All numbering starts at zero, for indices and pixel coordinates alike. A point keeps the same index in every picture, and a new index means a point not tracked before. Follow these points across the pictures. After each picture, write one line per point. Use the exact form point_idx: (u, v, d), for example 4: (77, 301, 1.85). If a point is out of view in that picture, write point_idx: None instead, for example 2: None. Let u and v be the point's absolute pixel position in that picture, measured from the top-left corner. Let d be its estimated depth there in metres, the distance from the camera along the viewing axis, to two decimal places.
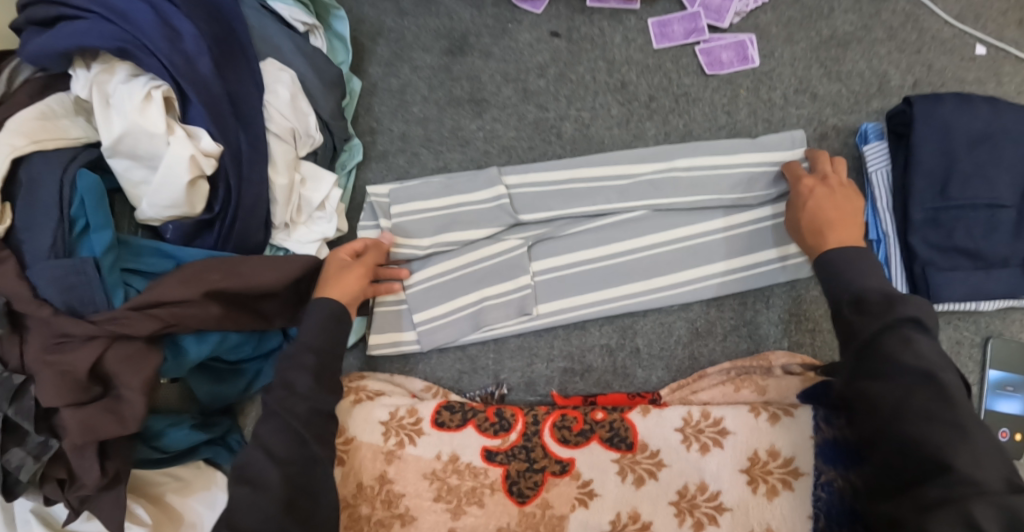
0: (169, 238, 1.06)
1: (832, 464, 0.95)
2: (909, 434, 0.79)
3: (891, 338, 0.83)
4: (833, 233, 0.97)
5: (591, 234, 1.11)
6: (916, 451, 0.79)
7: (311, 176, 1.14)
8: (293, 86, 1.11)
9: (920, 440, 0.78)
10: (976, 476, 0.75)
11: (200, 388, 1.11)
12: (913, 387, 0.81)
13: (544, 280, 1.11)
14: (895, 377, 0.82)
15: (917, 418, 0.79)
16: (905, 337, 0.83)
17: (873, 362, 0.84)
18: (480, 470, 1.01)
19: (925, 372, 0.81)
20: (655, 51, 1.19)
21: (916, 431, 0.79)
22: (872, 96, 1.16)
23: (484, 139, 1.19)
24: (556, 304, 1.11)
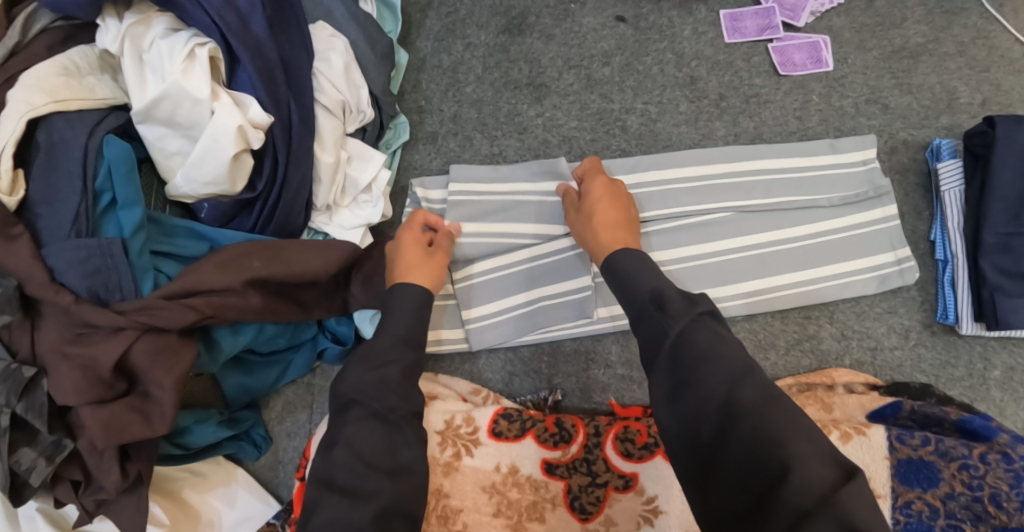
0: (204, 218, 0.94)
1: (924, 486, 0.91)
2: (736, 434, 0.70)
3: (699, 333, 0.76)
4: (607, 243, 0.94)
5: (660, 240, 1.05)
6: (743, 441, 0.69)
7: (358, 155, 1.03)
8: (347, 55, 1.00)
9: (756, 438, 0.69)
10: (821, 477, 0.66)
11: (228, 381, 1.02)
12: (735, 380, 0.72)
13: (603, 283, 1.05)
14: (709, 378, 0.73)
15: (745, 412, 0.70)
16: (714, 333, 0.76)
17: (683, 357, 0.75)
18: (541, 484, 0.96)
19: (743, 370, 0.73)
20: (725, 46, 1.13)
21: (747, 428, 0.70)
22: (941, 112, 1.13)
23: (543, 126, 1.11)
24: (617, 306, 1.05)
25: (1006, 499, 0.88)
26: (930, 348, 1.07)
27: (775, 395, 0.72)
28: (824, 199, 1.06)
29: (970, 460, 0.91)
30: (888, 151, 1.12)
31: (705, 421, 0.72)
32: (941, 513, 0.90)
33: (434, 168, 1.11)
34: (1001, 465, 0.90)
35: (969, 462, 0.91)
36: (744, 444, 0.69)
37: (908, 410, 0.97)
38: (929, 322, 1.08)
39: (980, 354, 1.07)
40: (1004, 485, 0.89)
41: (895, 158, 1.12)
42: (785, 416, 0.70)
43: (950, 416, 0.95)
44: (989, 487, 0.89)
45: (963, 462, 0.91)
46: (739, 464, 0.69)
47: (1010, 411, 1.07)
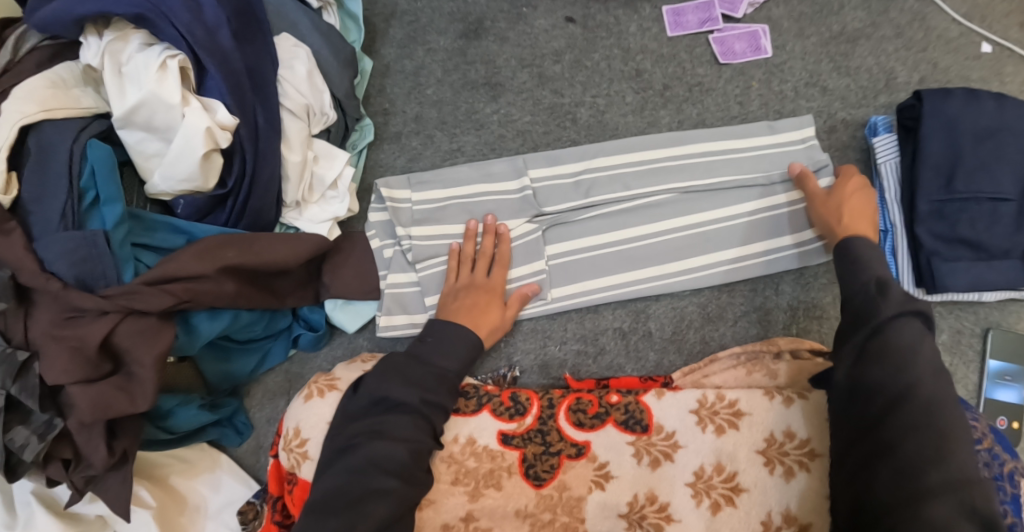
0: (181, 214, 1.02)
1: None
2: (915, 420, 0.81)
3: (905, 332, 0.86)
4: (855, 221, 1.01)
5: (611, 227, 1.11)
6: (917, 431, 0.80)
7: (324, 154, 1.11)
8: (310, 63, 1.09)
9: (914, 432, 0.81)
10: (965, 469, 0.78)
11: (209, 368, 1.09)
12: (918, 379, 0.83)
13: (558, 267, 1.11)
14: (917, 375, 0.84)
15: (928, 409, 0.81)
16: (920, 336, 0.86)
17: (879, 353, 0.86)
18: (498, 453, 1.01)
19: (925, 372, 0.83)
20: (669, 40, 1.20)
21: (934, 421, 0.81)
22: (880, 92, 1.18)
23: (499, 123, 1.19)
24: (570, 287, 1.11)
25: None
26: None
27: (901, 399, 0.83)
28: (765, 177, 1.11)
29: None
30: (827, 130, 1.17)
31: (899, 408, 0.83)
32: None
33: (399, 166, 1.19)
34: None
35: None
36: (904, 427, 0.81)
37: None
38: None
39: None
40: None
41: (834, 137, 1.17)
42: (909, 415, 0.82)
43: None
44: None
45: None
46: (934, 451, 0.79)
47: (960, 375, 1.11)
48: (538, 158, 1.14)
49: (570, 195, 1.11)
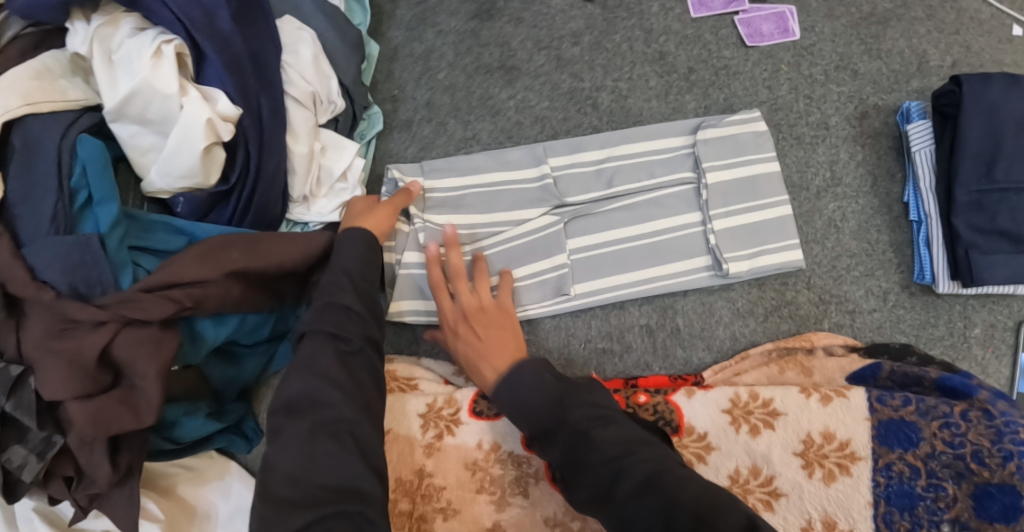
0: (181, 212, 0.94)
1: (904, 447, 0.89)
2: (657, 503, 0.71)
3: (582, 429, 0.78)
4: (489, 364, 0.92)
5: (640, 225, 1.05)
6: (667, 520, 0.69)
7: (332, 145, 1.04)
8: (316, 47, 1.00)
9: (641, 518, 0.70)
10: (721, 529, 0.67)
11: (215, 372, 1.02)
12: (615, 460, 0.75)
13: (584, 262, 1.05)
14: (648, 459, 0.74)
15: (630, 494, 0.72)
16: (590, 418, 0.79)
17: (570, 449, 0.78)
18: (524, 459, 0.95)
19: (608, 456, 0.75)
20: (692, 20, 1.14)
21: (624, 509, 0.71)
22: (911, 76, 1.14)
23: (515, 109, 1.12)
24: (594, 283, 1.05)
25: (988, 455, 0.85)
26: (909, 309, 1.08)
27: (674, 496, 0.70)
28: None
29: (951, 418, 0.88)
30: (859, 116, 1.12)
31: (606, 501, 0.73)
32: (922, 473, 0.87)
33: (410, 156, 1.12)
34: (982, 422, 0.87)
35: (949, 421, 0.88)
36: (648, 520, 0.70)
37: (887, 370, 0.96)
38: (906, 283, 1.09)
39: (960, 312, 1.09)
40: (985, 442, 0.86)
41: (866, 123, 1.12)
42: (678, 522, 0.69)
43: (929, 375, 0.94)
44: (970, 443, 0.86)
45: (944, 421, 0.88)
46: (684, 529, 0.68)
47: (993, 369, 1.09)
48: (559, 146, 1.08)
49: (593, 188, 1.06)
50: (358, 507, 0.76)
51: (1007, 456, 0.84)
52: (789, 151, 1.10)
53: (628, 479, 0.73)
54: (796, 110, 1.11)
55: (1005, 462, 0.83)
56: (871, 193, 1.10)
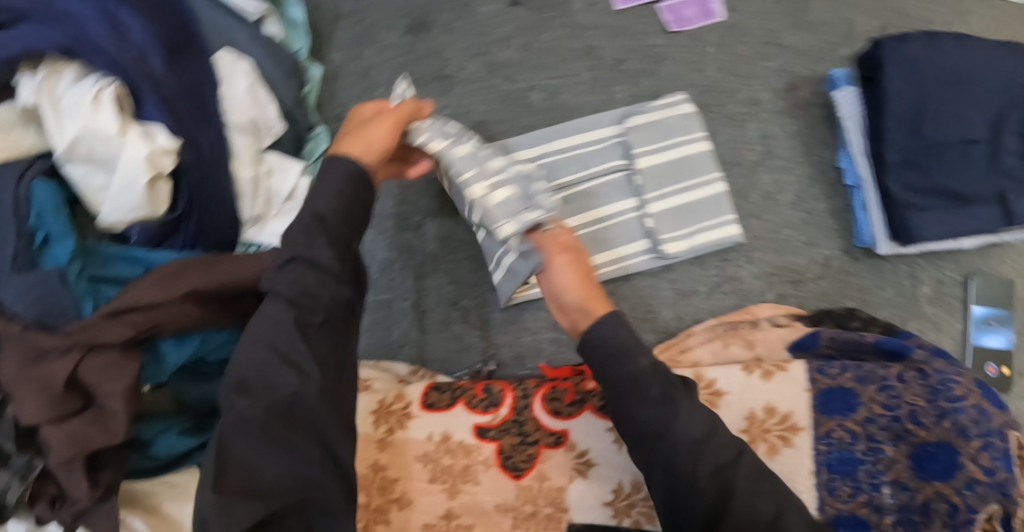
0: (135, 242, 1.00)
1: (845, 414, 0.90)
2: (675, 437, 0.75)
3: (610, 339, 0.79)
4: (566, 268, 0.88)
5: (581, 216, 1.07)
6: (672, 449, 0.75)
7: (278, 167, 1.10)
8: (251, 75, 1.06)
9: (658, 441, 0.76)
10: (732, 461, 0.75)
11: (187, 391, 1.07)
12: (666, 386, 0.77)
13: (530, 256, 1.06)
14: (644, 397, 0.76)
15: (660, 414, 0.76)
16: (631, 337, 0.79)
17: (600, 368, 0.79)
18: (473, 447, 0.98)
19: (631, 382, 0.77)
20: (617, 13, 1.17)
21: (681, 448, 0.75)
22: (840, 44, 1.16)
23: (452, 115, 1.16)
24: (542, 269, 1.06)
25: (924, 414, 0.86)
26: (855, 273, 1.09)
27: (666, 431, 0.75)
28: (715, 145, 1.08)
29: (888, 381, 0.89)
30: (789, 88, 1.14)
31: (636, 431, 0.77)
32: (861, 438, 0.88)
33: None
34: (918, 382, 0.88)
35: (886, 384, 0.89)
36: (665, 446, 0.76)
37: (827, 338, 0.96)
38: (849, 248, 1.10)
39: (907, 272, 1.10)
40: (921, 401, 0.87)
41: (796, 95, 1.14)
42: (678, 453, 0.75)
43: (867, 340, 0.94)
44: (907, 404, 0.87)
45: (882, 384, 0.89)
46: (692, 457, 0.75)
47: (946, 325, 1.09)
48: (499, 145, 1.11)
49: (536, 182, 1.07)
50: (319, 495, 0.76)
51: (942, 414, 0.85)
52: (721, 129, 1.12)
53: (644, 396, 0.76)
54: (724, 89, 1.14)
55: (940, 420, 0.85)
56: (806, 162, 1.12)
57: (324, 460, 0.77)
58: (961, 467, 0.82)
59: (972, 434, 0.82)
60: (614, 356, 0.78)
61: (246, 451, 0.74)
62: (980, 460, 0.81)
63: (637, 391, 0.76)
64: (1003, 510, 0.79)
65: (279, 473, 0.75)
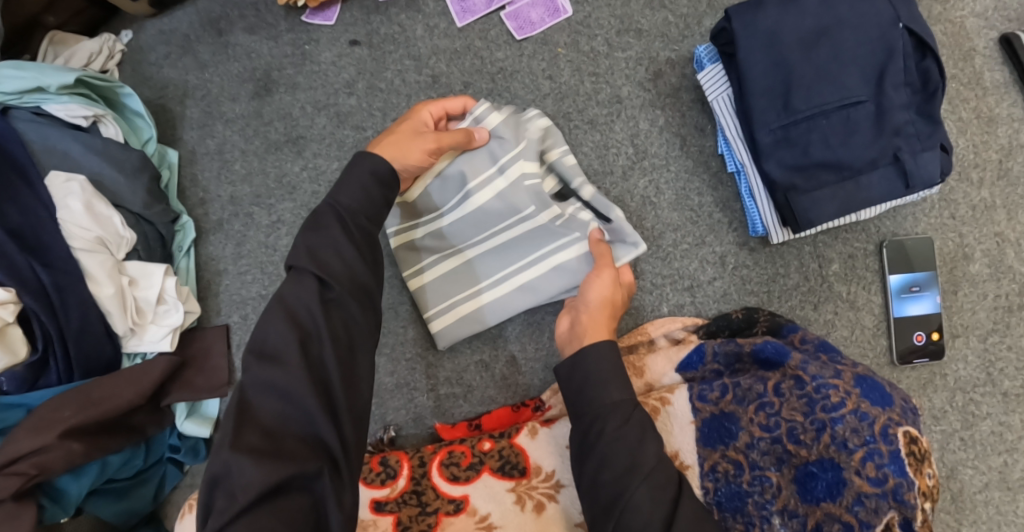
0: (8, 389, 0.99)
1: (726, 442, 0.84)
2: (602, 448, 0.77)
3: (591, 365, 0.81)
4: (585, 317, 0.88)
5: (491, 256, 1.00)
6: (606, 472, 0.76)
7: (141, 275, 1.04)
8: (86, 194, 1.00)
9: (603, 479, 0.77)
10: (661, 478, 0.76)
11: (106, 512, 1.04)
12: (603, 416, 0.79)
13: (452, 311, 1.01)
14: None
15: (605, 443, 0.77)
16: (591, 365, 0.81)
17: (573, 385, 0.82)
18: (370, 523, 0.91)
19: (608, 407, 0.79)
20: (459, 31, 1.09)
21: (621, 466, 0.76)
22: (703, 15, 1.06)
23: (310, 179, 1.11)
24: (443, 320, 1.01)
25: (804, 430, 0.80)
26: (752, 266, 1.01)
27: (636, 467, 0.76)
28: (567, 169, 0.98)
29: (766, 397, 0.83)
30: (652, 77, 1.05)
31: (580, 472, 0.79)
32: (745, 467, 0.82)
33: (228, 255, 1.13)
34: (795, 394, 0.82)
35: (765, 400, 0.83)
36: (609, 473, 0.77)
37: (710, 353, 0.92)
38: (744, 239, 1.02)
39: (811, 252, 1.01)
40: (800, 416, 0.80)
41: (663, 82, 1.05)
42: (601, 476, 0.77)
43: (745, 349, 0.90)
44: (785, 422, 0.81)
45: (760, 402, 0.83)
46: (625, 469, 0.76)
47: (863, 301, 1.01)
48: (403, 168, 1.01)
49: (450, 232, 1.00)
50: (314, 467, 0.70)
51: (820, 427, 0.78)
52: (584, 137, 1.05)
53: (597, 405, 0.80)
54: (583, 94, 1.06)
55: (819, 434, 0.78)
56: (682, 155, 1.04)
57: (310, 419, 0.72)
58: (847, 482, 0.75)
59: (853, 445, 0.76)
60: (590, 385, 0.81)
61: (277, 405, 0.71)
62: (865, 472, 0.74)
63: (609, 419, 0.78)
64: (899, 516, 0.73)
65: (285, 419, 0.71)
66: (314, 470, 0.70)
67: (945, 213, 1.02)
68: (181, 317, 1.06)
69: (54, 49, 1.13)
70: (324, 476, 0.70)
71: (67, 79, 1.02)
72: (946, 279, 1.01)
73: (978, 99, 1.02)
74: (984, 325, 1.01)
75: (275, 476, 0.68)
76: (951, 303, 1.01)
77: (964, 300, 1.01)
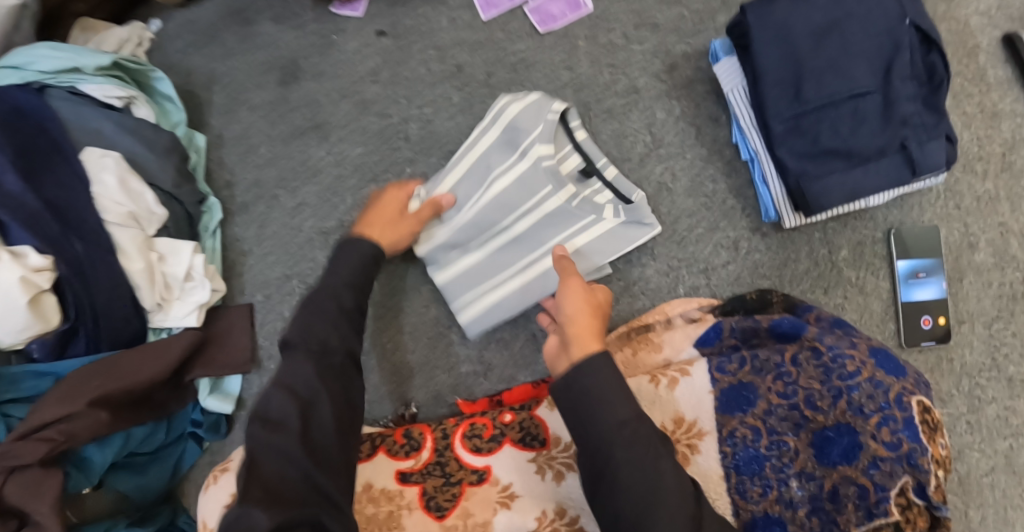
0: (38, 357, 1.01)
1: (745, 409, 0.88)
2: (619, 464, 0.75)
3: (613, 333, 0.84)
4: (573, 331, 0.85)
5: (519, 247, 1.03)
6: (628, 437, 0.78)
7: (170, 251, 1.07)
8: (120, 169, 1.03)
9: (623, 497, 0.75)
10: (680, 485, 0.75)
11: (127, 486, 1.07)
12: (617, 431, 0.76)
13: (486, 303, 1.03)
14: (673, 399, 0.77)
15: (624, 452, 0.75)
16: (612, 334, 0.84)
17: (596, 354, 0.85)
18: (396, 493, 0.94)
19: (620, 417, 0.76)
20: (483, 24, 1.13)
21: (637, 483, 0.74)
22: (716, 12, 1.10)
23: (335, 163, 1.15)
24: (478, 314, 1.03)
25: (821, 397, 0.84)
26: (764, 251, 1.04)
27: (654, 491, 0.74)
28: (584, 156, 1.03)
29: (783, 367, 0.87)
30: (668, 69, 1.09)
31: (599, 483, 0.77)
32: (763, 433, 0.86)
33: (252, 236, 1.16)
34: (812, 364, 0.85)
35: (783, 370, 0.87)
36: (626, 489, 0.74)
37: (727, 329, 0.94)
38: (757, 225, 1.05)
39: (822, 239, 1.05)
40: (817, 384, 0.84)
41: (678, 74, 1.09)
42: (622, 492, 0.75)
43: (762, 324, 0.93)
44: (803, 390, 0.85)
45: (778, 371, 0.87)
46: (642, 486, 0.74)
47: (871, 286, 1.04)
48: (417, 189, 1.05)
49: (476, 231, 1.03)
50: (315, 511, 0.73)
51: (836, 394, 0.82)
52: (602, 125, 1.09)
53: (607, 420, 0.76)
54: (601, 85, 1.10)
55: (835, 401, 0.82)
56: (697, 143, 1.07)
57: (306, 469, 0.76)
58: (863, 446, 0.79)
59: (869, 410, 0.80)
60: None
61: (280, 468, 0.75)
62: (881, 436, 0.78)
63: None
64: (913, 480, 0.76)
65: (283, 474, 0.75)
66: (314, 512, 0.73)
67: (950, 203, 1.05)
68: (207, 294, 1.09)
69: (84, 36, 1.16)
70: (325, 517, 0.74)
71: (102, 60, 1.07)
72: (952, 267, 1.04)
73: (981, 95, 1.07)
74: (989, 313, 1.04)
75: (285, 517, 0.70)
76: (957, 290, 1.04)
77: (969, 288, 1.04)
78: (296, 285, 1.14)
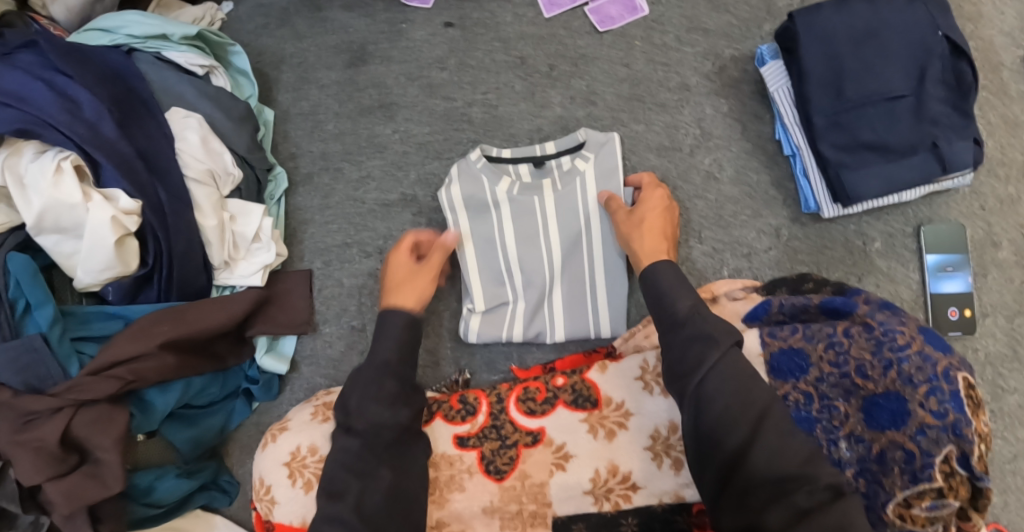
0: (113, 299, 1.06)
1: (797, 375, 0.94)
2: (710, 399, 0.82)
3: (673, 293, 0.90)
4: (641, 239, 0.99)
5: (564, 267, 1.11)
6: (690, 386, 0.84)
7: (240, 212, 1.12)
8: (202, 129, 1.09)
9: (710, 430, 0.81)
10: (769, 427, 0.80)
11: (179, 437, 1.09)
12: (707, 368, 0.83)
13: (537, 321, 1.11)
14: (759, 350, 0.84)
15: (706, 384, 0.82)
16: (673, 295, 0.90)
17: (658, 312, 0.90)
18: (455, 457, 0.98)
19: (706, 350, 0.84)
20: (546, 21, 1.21)
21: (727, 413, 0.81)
22: (763, 21, 1.19)
23: (400, 140, 1.22)
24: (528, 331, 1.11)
25: (871, 367, 0.88)
26: (802, 239, 1.13)
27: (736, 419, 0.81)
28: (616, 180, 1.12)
29: (835, 338, 0.92)
30: (717, 70, 1.18)
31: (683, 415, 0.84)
32: (815, 397, 0.92)
33: (316, 206, 1.22)
34: (863, 336, 0.90)
35: (834, 340, 0.92)
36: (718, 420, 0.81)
37: (776, 306, 1.00)
38: (796, 215, 1.13)
39: (856, 231, 1.12)
40: (868, 354, 0.88)
41: (726, 75, 1.18)
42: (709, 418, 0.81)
43: (812, 301, 0.98)
44: (854, 360, 0.89)
45: (829, 341, 0.92)
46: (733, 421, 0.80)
47: (901, 276, 1.12)
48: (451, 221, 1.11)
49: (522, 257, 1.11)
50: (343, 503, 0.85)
51: (887, 365, 0.86)
52: (654, 117, 1.17)
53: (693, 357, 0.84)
54: (654, 81, 1.18)
55: (886, 371, 0.86)
56: (742, 138, 1.16)
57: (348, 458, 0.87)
58: (911, 413, 0.83)
59: (918, 380, 0.83)
60: (665, 302, 0.89)
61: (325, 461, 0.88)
62: (929, 405, 0.82)
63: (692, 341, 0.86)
64: (957, 449, 0.80)
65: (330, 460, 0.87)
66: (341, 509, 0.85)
67: (976, 204, 1.13)
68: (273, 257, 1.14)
69: (160, 12, 1.24)
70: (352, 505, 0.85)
71: (189, 31, 1.14)
72: (976, 263, 1.12)
73: (1005, 108, 1.16)
74: (1011, 307, 1.11)
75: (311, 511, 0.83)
76: (981, 285, 1.12)
77: (992, 282, 1.11)
78: (356, 253, 1.20)
